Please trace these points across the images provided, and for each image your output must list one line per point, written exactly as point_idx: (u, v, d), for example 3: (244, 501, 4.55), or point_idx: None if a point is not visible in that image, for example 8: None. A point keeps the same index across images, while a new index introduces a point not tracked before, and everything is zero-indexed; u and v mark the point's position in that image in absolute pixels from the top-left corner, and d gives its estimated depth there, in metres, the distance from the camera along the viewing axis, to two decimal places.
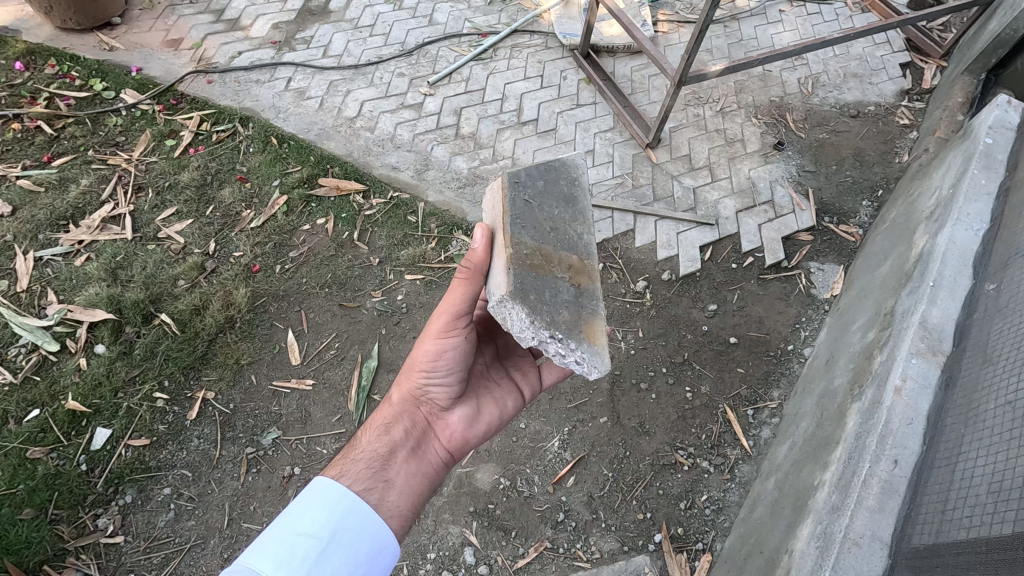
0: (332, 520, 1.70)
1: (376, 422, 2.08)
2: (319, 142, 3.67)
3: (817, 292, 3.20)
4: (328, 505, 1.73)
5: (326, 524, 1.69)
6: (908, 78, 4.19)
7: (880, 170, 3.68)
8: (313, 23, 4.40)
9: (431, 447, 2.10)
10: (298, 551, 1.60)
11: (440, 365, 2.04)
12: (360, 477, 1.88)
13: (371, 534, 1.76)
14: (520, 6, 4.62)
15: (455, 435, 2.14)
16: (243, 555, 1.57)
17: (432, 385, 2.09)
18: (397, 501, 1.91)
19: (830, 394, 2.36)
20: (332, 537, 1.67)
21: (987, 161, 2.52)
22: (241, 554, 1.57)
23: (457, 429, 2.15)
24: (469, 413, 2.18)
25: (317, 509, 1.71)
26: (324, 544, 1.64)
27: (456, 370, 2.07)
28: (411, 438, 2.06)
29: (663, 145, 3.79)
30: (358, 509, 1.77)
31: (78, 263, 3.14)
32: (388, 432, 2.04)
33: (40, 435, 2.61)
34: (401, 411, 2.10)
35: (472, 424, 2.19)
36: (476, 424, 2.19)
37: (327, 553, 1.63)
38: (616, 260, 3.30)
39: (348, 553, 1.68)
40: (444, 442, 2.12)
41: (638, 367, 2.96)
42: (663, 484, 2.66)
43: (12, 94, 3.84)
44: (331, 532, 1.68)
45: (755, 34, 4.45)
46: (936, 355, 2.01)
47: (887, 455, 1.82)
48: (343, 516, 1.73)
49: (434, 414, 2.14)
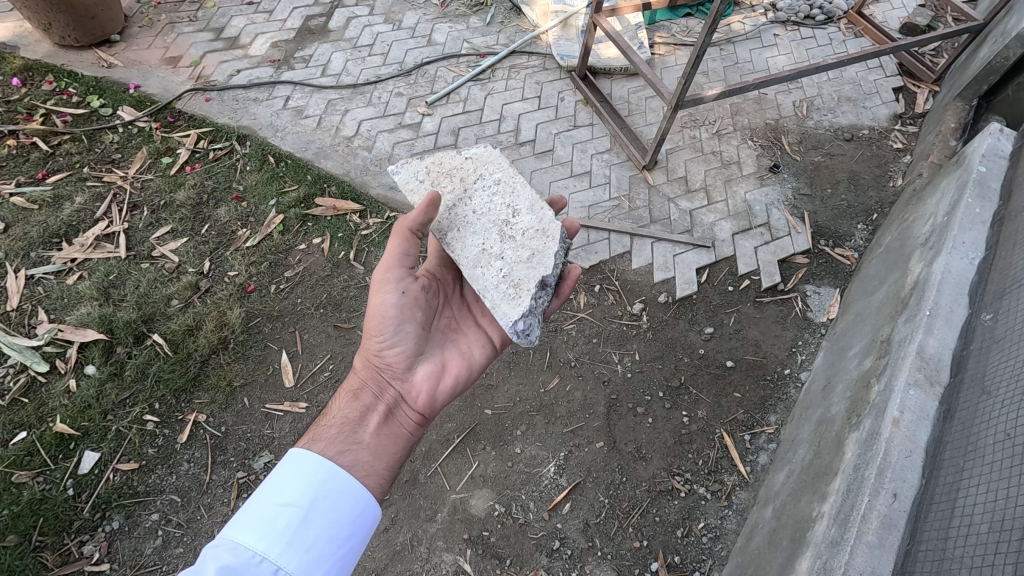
0: (311, 488, 1.70)
1: (345, 392, 2.13)
2: (316, 161, 3.67)
3: (814, 315, 3.20)
4: (305, 474, 1.73)
5: (305, 493, 1.69)
6: (901, 102, 4.25)
7: (875, 194, 3.70)
8: (312, 41, 4.43)
9: (401, 411, 2.12)
10: (280, 521, 1.61)
11: (387, 324, 2.09)
12: (333, 442, 1.91)
13: (351, 498, 1.76)
14: (518, 28, 4.66)
15: (424, 395, 2.14)
16: (224, 530, 1.58)
17: (386, 348, 2.11)
18: (372, 461, 1.94)
19: (828, 421, 2.35)
20: (312, 505, 1.68)
21: (981, 189, 2.54)
22: (224, 529, 1.58)
23: (422, 389, 2.14)
24: (435, 370, 2.17)
25: (294, 479, 1.71)
26: (304, 512, 1.65)
27: (405, 326, 2.11)
28: (380, 402, 2.10)
29: (661, 167, 3.81)
30: (336, 477, 1.77)
31: (70, 282, 3.11)
32: (357, 399, 2.08)
33: (27, 458, 2.56)
34: (367, 378, 2.15)
35: (437, 384, 2.17)
36: (442, 381, 2.18)
37: (308, 521, 1.64)
38: (613, 282, 3.30)
39: (330, 519, 1.69)
40: (412, 404, 2.13)
41: (635, 391, 2.94)
42: (659, 511, 2.63)
43: (8, 111, 3.83)
44: (311, 500, 1.69)
45: (750, 57, 4.50)
46: (934, 386, 2.00)
47: (886, 489, 1.79)
48: (322, 484, 1.73)
49: (398, 378, 2.14)
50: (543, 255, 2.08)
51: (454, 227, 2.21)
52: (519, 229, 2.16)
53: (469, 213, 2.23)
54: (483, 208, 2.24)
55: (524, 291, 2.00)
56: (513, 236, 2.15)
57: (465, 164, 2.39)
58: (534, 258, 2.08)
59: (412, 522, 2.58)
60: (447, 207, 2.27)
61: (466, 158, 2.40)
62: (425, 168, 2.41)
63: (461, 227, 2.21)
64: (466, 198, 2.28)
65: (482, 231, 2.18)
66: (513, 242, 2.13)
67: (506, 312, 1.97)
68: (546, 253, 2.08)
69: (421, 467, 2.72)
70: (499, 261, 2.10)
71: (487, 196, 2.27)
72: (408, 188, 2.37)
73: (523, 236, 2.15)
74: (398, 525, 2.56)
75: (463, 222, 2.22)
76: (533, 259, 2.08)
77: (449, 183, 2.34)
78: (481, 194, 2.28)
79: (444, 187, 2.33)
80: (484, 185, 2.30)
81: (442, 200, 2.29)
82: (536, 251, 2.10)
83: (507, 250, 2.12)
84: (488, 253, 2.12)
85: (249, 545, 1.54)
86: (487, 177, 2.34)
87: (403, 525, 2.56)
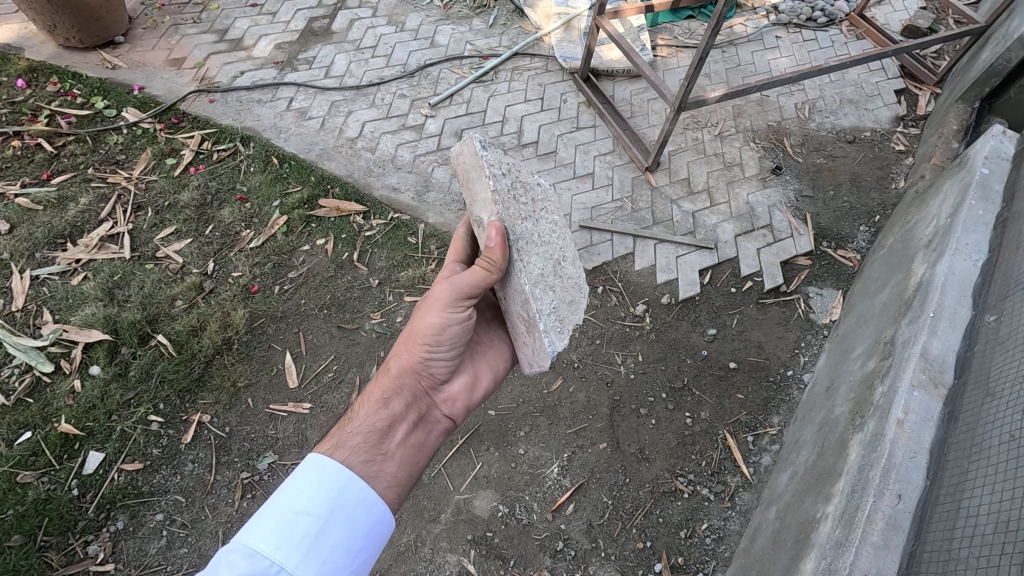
0: (328, 497, 1.71)
1: (376, 397, 2.08)
2: (319, 163, 3.68)
3: (817, 316, 3.20)
4: (323, 483, 1.73)
5: (322, 502, 1.69)
6: (902, 104, 4.25)
7: (877, 196, 3.70)
8: (315, 43, 4.44)
9: (431, 420, 2.17)
10: (297, 530, 1.61)
11: (445, 339, 2.10)
12: (357, 452, 1.89)
13: (368, 510, 1.77)
14: (521, 30, 4.68)
15: (455, 406, 2.24)
16: (240, 534, 1.57)
17: (433, 359, 2.14)
18: (395, 473, 1.94)
19: (831, 422, 2.35)
20: (329, 514, 1.68)
21: (983, 191, 2.54)
22: (238, 534, 1.58)
23: (455, 401, 2.24)
24: (469, 383, 2.29)
25: (313, 486, 1.71)
26: (321, 523, 1.65)
27: (457, 342, 2.15)
28: (413, 411, 2.11)
29: (663, 168, 3.82)
30: (354, 487, 1.77)
31: (75, 283, 3.11)
32: (390, 407, 2.06)
33: (31, 459, 2.57)
34: (401, 384, 2.12)
35: (467, 397, 2.28)
36: (473, 394, 2.31)
37: (325, 532, 1.64)
38: (616, 283, 3.31)
39: (346, 531, 1.69)
40: (442, 413, 2.20)
41: (638, 392, 2.95)
42: (663, 512, 2.63)
43: (13, 112, 3.85)
44: (328, 510, 1.69)
45: (752, 59, 4.51)
46: (937, 387, 2.01)
47: (891, 489, 1.79)
48: (340, 493, 1.74)
49: (433, 388, 2.20)
50: (579, 306, 2.24)
51: (525, 237, 2.08)
52: (566, 275, 2.26)
53: (536, 233, 2.15)
54: (545, 236, 2.24)
55: (567, 329, 2.12)
56: (562, 277, 2.23)
57: (535, 186, 2.34)
58: (573, 306, 2.21)
59: (416, 523, 2.58)
60: (520, 214, 2.11)
61: (537, 182, 2.35)
62: (506, 163, 2.21)
63: (530, 242, 2.10)
64: (534, 218, 2.20)
65: (544, 256, 2.16)
66: (561, 281, 2.21)
67: (553, 340, 2.04)
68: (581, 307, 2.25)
69: (424, 468, 2.72)
70: (551, 292, 2.13)
71: (548, 226, 2.28)
72: (488, 170, 2.09)
73: (567, 282, 2.26)
74: (402, 526, 2.56)
75: (531, 237, 2.12)
76: (572, 306, 2.21)
77: (523, 194, 2.20)
78: (544, 223, 2.27)
79: (517, 193, 2.16)
80: (547, 216, 2.30)
81: (517, 206, 2.13)
82: (575, 300, 2.23)
83: (558, 285, 2.18)
84: (545, 280, 2.12)
85: (265, 554, 1.54)
86: (548, 211, 2.33)
87: (407, 525, 2.57)
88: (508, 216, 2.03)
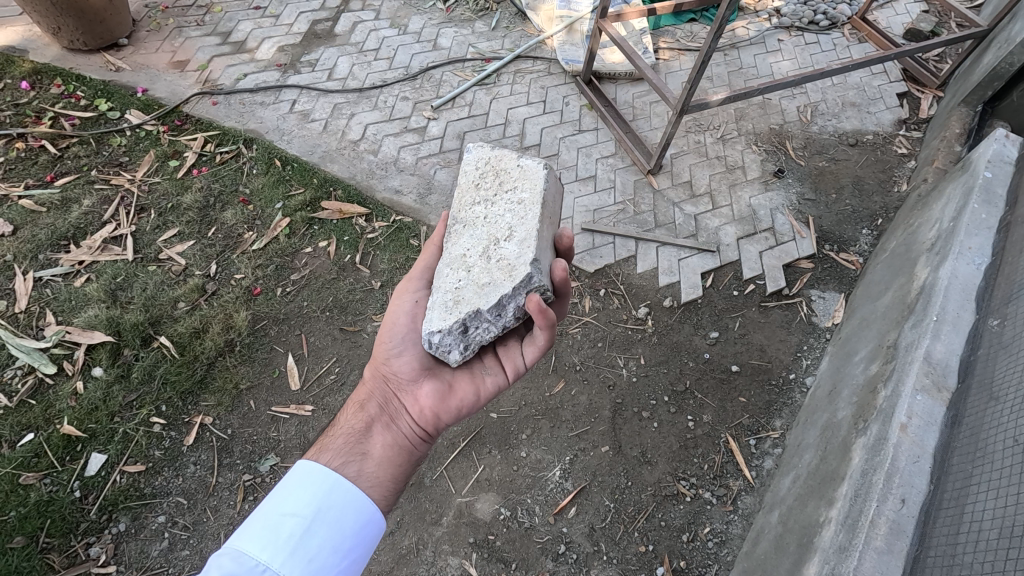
0: (315, 498, 1.72)
1: (353, 402, 2.16)
2: (322, 165, 3.69)
3: (819, 320, 3.20)
4: (311, 484, 1.75)
5: (309, 503, 1.71)
6: (905, 108, 4.25)
7: (880, 199, 3.70)
8: (318, 45, 4.46)
9: (402, 424, 2.10)
10: (283, 531, 1.62)
11: (397, 334, 2.11)
12: (338, 453, 1.93)
13: (356, 509, 1.78)
14: (523, 33, 4.69)
15: (424, 412, 2.08)
16: (228, 538, 1.60)
17: (393, 358, 2.11)
18: (377, 472, 1.95)
19: (834, 426, 2.35)
20: (316, 515, 1.69)
21: (987, 195, 2.54)
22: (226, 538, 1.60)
23: (424, 405, 2.08)
24: (439, 389, 2.09)
25: (299, 490, 1.73)
26: (308, 522, 1.67)
27: (413, 337, 2.09)
28: (383, 414, 2.10)
29: (665, 171, 3.82)
30: (341, 487, 1.79)
31: (78, 284, 3.12)
32: (362, 411, 2.10)
33: (33, 460, 2.57)
34: (374, 388, 2.16)
35: (441, 402, 2.09)
36: (445, 401, 2.09)
37: (311, 531, 1.66)
38: (618, 286, 3.31)
39: (334, 530, 1.70)
40: (414, 418, 2.10)
41: (640, 395, 2.94)
42: (665, 516, 2.63)
43: (17, 114, 3.86)
44: (315, 510, 1.71)
45: (754, 62, 4.52)
46: (941, 391, 2.00)
47: (894, 494, 1.79)
48: (326, 494, 1.75)
49: (402, 391, 2.13)
50: (493, 289, 1.94)
51: (461, 222, 2.20)
52: (498, 256, 2.03)
53: (478, 217, 2.18)
54: (493, 218, 2.16)
55: (456, 311, 1.94)
56: (492, 258, 2.04)
57: (515, 169, 2.28)
58: (485, 289, 1.95)
59: (418, 526, 2.58)
60: (472, 201, 2.25)
61: (518, 163, 2.27)
62: (489, 158, 2.35)
63: (466, 226, 2.18)
64: (488, 203, 2.22)
65: (477, 238, 2.12)
66: (487, 263, 2.03)
67: (433, 319, 1.97)
68: (496, 290, 1.93)
69: (426, 471, 2.72)
70: (464, 272, 2.04)
71: (504, 208, 2.17)
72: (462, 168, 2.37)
73: (497, 263, 2.01)
74: (403, 529, 2.56)
75: (470, 221, 2.18)
76: (485, 289, 1.95)
77: (490, 183, 2.28)
78: (502, 206, 2.18)
79: (483, 182, 2.29)
80: (510, 198, 2.18)
81: (473, 194, 2.26)
82: (492, 283, 1.95)
83: (476, 266, 2.03)
84: (464, 261, 2.08)
85: (252, 554, 1.55)
86: (518, 191, 2.19)
87: (408, 528, 2.56)
88: (455, 204, 2.26)
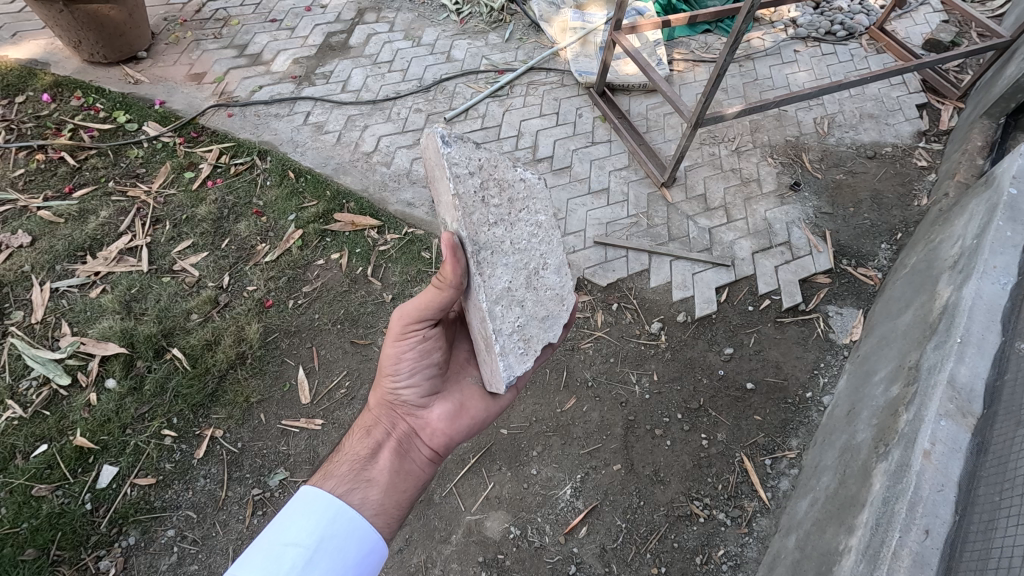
0: (318, 528, 1.75)
1: (358, 430, 2.19)
2: (335, 177, 3.70)
3: (836, 336, 3.14)
4: (313, 514, 1.78)
5: (312, 532, 1.74)
6: (924, 119, 4.18)
7: (899, 213, 3.62)
8: (333, 58, 4.49)
9: (415, 446, 2.17)
10: (285, 561, 1.64)
11: (403, 365, 2.14)
12: (343, 480, 1.95)
13: (358, 539, 1.81)
14: (537, 45, 4.69)
15: (438, 432, 2.18)
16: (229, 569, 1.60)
17: (402, 386, 2.17)
18: (382, 499, 1.98)
19: (853, 449, 2.29)
20: (318, 545, 1.72)
21: (1012, 212, 2.45)
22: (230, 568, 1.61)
23: (437, 426, 2.18)
24: (450, 409, 2.21)
25: (303, 518, 1.76)
26: (311, 552, 1.69)
27: (421, 368, 2.16)
28: (393, 437, 2.15)
29: (679, 184, 3.79)
30: (344, 516, 1.83)
31: (93, 295, 3.15)
32: (370, 436, 2.14)
33: (46, 472, 2.58)
34: (380, 416, 2.21)
35: (454, 420, 2.20)
36: (457, 420, 2.20)
37: (314, 561, 1.67)
38: (631, 300, 3.26)
39: (337, 559, 1.73)
40: (426, 439, 2.18)
41: (653, 412, 2.90)
42: (678, 537, 2.58)
43: (38, 126, 3.93)
44: (317, 540, 1.73)
45: (769, 73, 4.48)
46: (966, 417, 1.92)
47: (917, 524, 1.72)
48: (331, 523, 1.79)
49: (411, 413, 2.20)
50: (554, 321, 2.09)
51: (489, 247, 1.90)
52: (544, 286, 2.06)
53: (506, 242, 1.94)
54: (523, 246, 1.99)
55: (531, 351, 2.02)
56: (537, 287, 2.05)
57: (518, 180, 1.97)
58: (546, 321, 2.08)
59: (427, 544, 2.54)
60: (488, 221, 1.89)
61: (522, 176, 1.97)
62: (480, 158, 1.87)
63: (496, 252, 1.92)
64: (508, 223, 1.94)
65: (514, 267, 1.97)
66: (536, 295, 2.04)
67: (510, 364, 1.97)
68: (558, 321, 2.09)
69: (435, 488, 2.69)
70: (518, 308, 1.98)
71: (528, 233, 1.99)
72: (452, 173, 1.82)
73: (545, 293, 2.08)
74: (412, 547, 2.53)
75: (499, 248, 1.92)
76: (545, 321, 2.08)
77: (497, 194, 1.92)
78: (524, 227, 1.98)
79: (489, 196, 1.89)
80: (529, 218, 2.00)
81: (486, 212, 1.89)
82: (550, 315, 2.08)
83: (528, 299, 2.02)
84: (511, 295, 1.97)
85: None
86: (533, 211, 2.02)
87: (417, 546, 2.53)
88: (470, 227, 1.83)
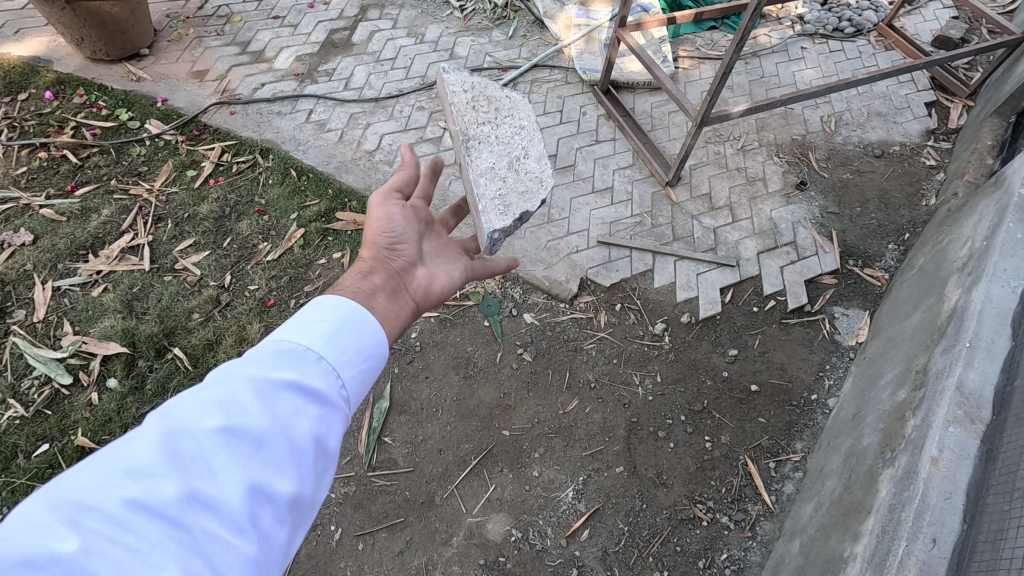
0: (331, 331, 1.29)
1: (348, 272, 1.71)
2: (337, 175, 3.68)
3: (842, 338, 3.10)
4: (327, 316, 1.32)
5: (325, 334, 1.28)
6: (933, 118, 4.12)
7: (906, 213, 3.58)
8: (336, 55, 4.47)
9: (410, 293, 1.77)
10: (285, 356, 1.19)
11: (396, 222, 1.89)
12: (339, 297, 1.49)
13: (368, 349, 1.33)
14: (541, 41, 4.65)
15: (437, 285, 1.86)
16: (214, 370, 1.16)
17: (395, 241, 1.87)
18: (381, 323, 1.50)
19: (859, 454, 2.26)
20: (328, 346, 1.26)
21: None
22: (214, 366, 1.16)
23: (436, 280, 1.87)
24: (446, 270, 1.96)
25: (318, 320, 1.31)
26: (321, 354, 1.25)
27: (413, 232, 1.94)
28: (391, 280, 1.74)
29: (683, 183, 3.75)
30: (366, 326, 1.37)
31: (95, 294, 3.14)
32: (363, 275, 1.69)
33: (48, 471, 2.58)
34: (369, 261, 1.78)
35: (451, 279, 1.93)
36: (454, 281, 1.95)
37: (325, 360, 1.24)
38: (635, 301, 3.24)
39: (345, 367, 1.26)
40: (423, 288, 1.82)
41: (656, 414, 2.88)
42: (680, 540, 2.56)
43: (40, 124, 3.92)
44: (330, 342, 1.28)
45: (776, 71, 4.42)
46: (974, 424, 1.89)
47: (924, 533, 1.69)
48: (345, 329, 1.32)
49: (405, 267, 1.85)
50: (534, 195, 2.32)
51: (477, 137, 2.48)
52: (524, 169, 2.41)
53: (491, 135, 2.50)
54: (504, 137, 2.51)
55: (511, 213, 2.27)
56: (519, 170, 2.41)
57: (505, 97, 2.66)
58: (527, 194, 2.34)
59: (428, 545, 2.53)
60: (476, 121, 2.54)
61: (508, 94, 2.67)
62: (473, 82, 2.68)
63: (482, 142, 2.47)
64: (493, 124, 2.55)
65: (496, 154, 2.45)
66: (517, 175, 2.40)
67: (492, 220, 2.24)
68: (537, 196, 2.32)
69: (437, 489, 2.67)
70: (500, 182, 2.37)
71: (510, 130, 2.55)
72: (451, 89, 2.64)
73: (525, 176, 2.41)
74: (413, 548, 2.52)
75: (484, 138, 2.49)
76: (526, 195, 2.33)
77: (485, 105, 2.62)
78: (507, 128, 2.55)
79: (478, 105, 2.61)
80: (512, 122, 2.57)
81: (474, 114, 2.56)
82: (530, 191, 2.34)
83: (509, 177, 2.38)
84: (495, 172, 2.39)
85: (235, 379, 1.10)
86: (516, 118, 2.59)
87: (418, 548, 2.52)
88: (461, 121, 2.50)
